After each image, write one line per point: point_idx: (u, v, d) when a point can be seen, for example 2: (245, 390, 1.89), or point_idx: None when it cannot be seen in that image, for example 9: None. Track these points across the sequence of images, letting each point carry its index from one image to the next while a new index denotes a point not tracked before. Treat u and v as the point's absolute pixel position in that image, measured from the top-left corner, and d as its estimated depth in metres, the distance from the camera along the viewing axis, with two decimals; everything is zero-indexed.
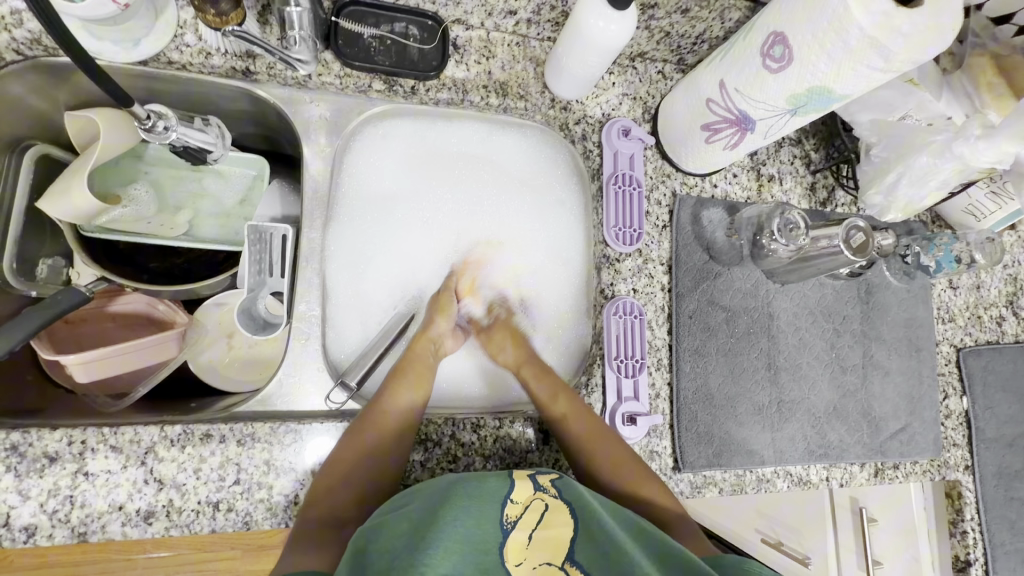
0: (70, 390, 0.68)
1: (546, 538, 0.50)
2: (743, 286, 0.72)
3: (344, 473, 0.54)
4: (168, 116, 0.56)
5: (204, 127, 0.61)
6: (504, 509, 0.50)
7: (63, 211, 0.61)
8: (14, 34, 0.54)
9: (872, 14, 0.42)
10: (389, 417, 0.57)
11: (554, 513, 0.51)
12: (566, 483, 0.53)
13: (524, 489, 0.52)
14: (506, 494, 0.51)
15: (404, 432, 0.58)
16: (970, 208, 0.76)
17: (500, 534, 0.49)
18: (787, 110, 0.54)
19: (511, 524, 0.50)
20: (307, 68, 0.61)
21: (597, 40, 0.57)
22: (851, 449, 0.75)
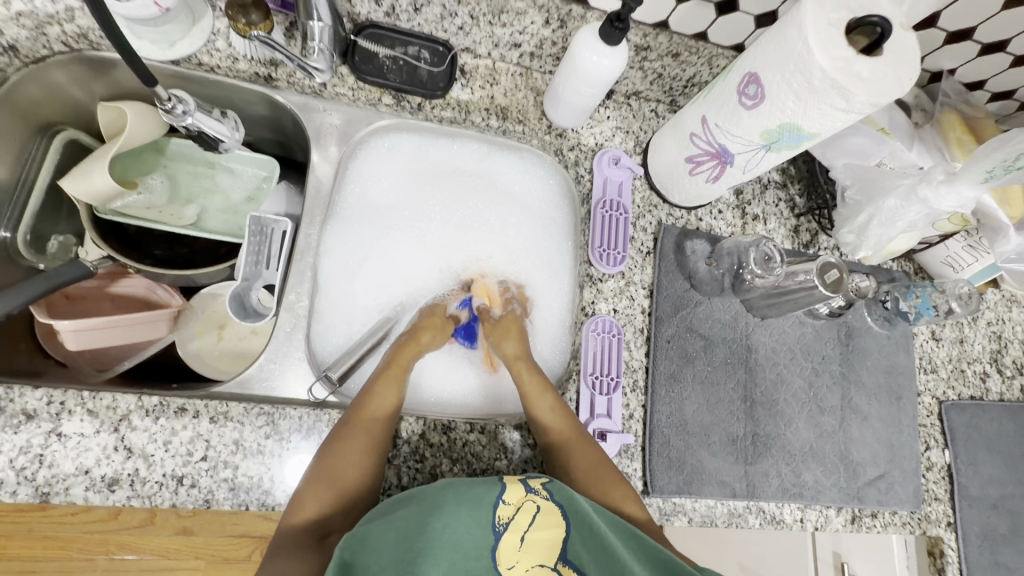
0: (63, 363, 0.69)
1: (537, 540, 0.52)
2: (723, 317, 0.74)
3: (332, 485, 0.54)
4: (187, 101, 0.60)
5: (220, 118, 0.66)
6: (497, 509, 0.51)
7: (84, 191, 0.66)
8: (65, 28, 0.60)
9: (832, 59, 0.47)
10: (374, 416, 0.59)
11: (544, 515, 0.52)
12: (557, 487, 0.54)
13: (515, 490, 0.53)
14: (498, 495, 0.52)
15: (387, 431, 0.59)
16: (948, 259, 0.78)
17: (492, 536, 0.50)
18: (761, 145, 0.57)
19: (503, 527, 0.51)
20: (323, 76, 0.66)
21: (589, 72, 0.63)
22: (826, 492, 0.74)
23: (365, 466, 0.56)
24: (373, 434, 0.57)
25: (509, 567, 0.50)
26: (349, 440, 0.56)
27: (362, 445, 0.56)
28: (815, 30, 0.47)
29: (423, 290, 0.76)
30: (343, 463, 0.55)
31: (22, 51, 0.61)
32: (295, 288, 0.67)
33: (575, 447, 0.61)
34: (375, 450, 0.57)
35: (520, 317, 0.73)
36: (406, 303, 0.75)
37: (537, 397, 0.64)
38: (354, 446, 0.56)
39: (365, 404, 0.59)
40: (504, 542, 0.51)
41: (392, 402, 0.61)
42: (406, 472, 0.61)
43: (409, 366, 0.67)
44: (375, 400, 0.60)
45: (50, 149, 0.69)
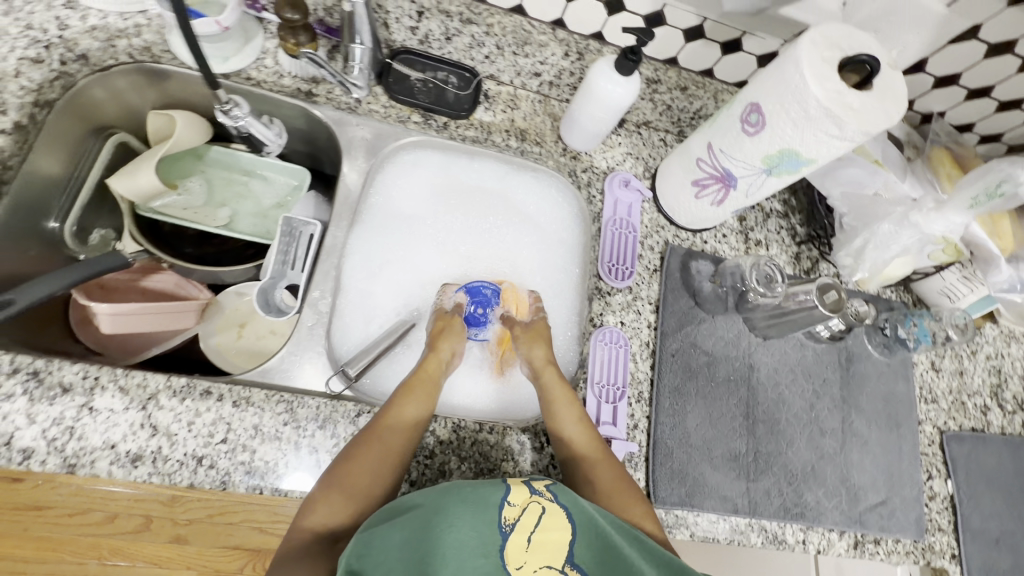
0: (95, 349, 0.72)
1: (545, 541, 0.50)
2: (726, 335, 0.77)
3: (343, 492, 0.55)
4: (241, 105, 0.66)
5: (268, 124, 0.72)
6: (502, 510, 0.50)
7: (127, 188, 0.72)
8: (132, 41, 0.66)
9: (826, 91, 0.51)
10: (393, 426, 0.59)
11: (550, 517, 0.51)
12: (561, 489, 0.54)
13: (520, 492, 0.53)
14: (503, 496, 0.52)
15: (408, 443, 0.59)
16: (945, 290, 0.81)
17: (499, 536, 0.49)
18: (762, 169, 0.62)
19: (510, 527, 0.50)
20: (360, 93, 0.72)
21: (604, 99, 0.68)
22: (827, 514, 0.74)
23: (379, 475, 0.56)
24: (391, 446, 0.58)
25: (517, 568, 0.48)
26: (367, 452, 0.57)
27: (374, 459, 0.56)
28: (810, 64, 0.52)
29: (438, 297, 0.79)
30: (355, 472, 0.56)
31: (91, 60, 0.66)
32: (319, 286, 0.70)
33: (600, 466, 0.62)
34: (392, 461, 0.57)
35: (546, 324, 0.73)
36: (421, 307, 0.78)
37: (562, 406, 0.65)
38: (370, 457, 0.56)
39: (385, 416, 0.60)
40: (511, 541, 0.49)
41: (415, 415, 0.62)
42: (414, 467, 0.62)
43: (436, 379, 0.67)
44: (396, 412, 0.61)
45: (103, 149, 0.74)
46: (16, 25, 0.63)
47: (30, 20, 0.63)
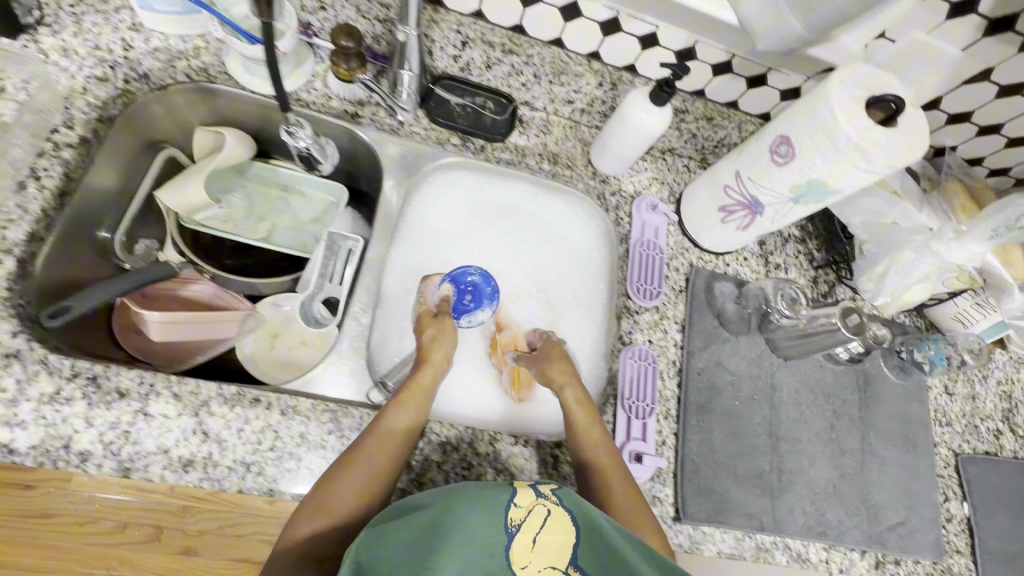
0: (144, 360, 0.75)
1: (551, 543, 0.46)
2: (749, 354, 0.80)
3: (322, 509, 0.53)
4: (303, 127, 0.71)
5: (326, 147, 0.77)
6: (509, 511, 0.47)
7: (175, 200, 0.75)
8: (191, 62, 0.70)
9: (856, 126, 0.55)
10: (381, 440, 0.57)
11: (557, 518, 0.47)
12: (568, 492, 0.50)
13: (527, 493, 0.48)
14: (509, 498, 0.48)
15: (393, 456, 0.57)
16: (958, 316, 0.84)
17: (503, 537, 0.45)
18: (789, 198, 0.66)
19: (516, 527, 0.46)
20: (405, 115, 0.76)
21: (638, 127, 0.72)
22: (849, 533, 0.76)
23: (360, 493, 0.54)
24: (374, 463, 0.55)
25: (522, 569, 0.44)
26: (349, 470, 0.55)
27: (357, 475, 0.55)
28: (839, 103, 0.55)
29: None
30: (335, 487, 0.54)
31: (153, 80, 0.69)
32: (361, 299, 0.73)
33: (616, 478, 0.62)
34: (375, 477, 0.55)
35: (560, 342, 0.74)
36: None
37: (586, 421, 0.65)
38: (351, 475, 0.54)
39: (370, 430, 0.58)
40: (517, 543, 0.45)
41: (401, 428, 0.58)
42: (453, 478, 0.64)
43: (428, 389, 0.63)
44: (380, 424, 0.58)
45: (153, 164, 0.77)
46: (83, 45, 0.66)
47: (96, 40, 0.66)
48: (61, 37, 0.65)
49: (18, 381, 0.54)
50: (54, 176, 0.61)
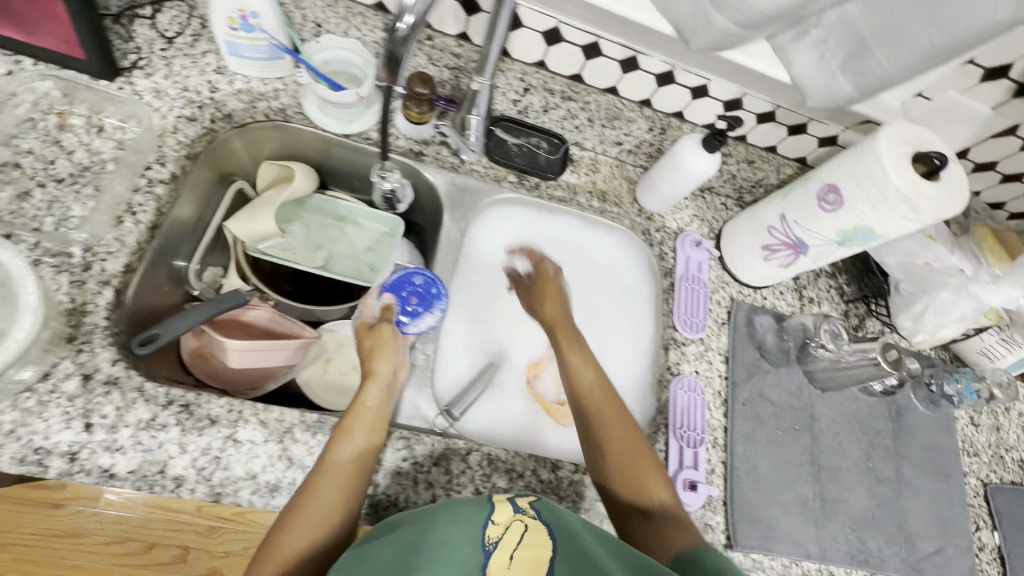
0: (220, 389, 0.77)
1: (527, 558, 0.51)
2: (789, 385, 0.83)
3: (283, 558, 0.51)
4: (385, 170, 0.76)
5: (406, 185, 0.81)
6: (486, 529, 0.51)
7: (244, 231, 0.79)
8: (271, 104, 0.74)
9: (903, 179, 0.60)
10: (332, 471, 0.55)
11: (533, 535, 0.52)
12: (544, 506, 0.55)
13: (504, 511, 0.54)
14: (487, 515, 0.53)
15: (349, 484, 0.56)
16: (984, 351, 0.88)
17: (480, 555, 0.50)
18: (835, 241, 0.70)
19: (493, 545, 0.51)
20: (469, 156, 0.80)
21: (688, 171, 0.77)
22: (889, 560, 0.79)
23: (322, 528, 0.53)
24: (330, 492, 0.54)
25: None
26: (305, 506, 0.53)
27: (313, 518, 0.53)
28: (888, 157, 0.60)
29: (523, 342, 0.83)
30: (292, 534, 0.52)
31: (234, 118, 0.72)
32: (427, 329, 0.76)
33: (611, 419, 0.66)
34: (330, 511, 0.54)
35: (557, 279, 0.80)
36: (506, 351, 0.82)
37: (574, 356, 0.71)
38: (306, 512, 0.53)
39: (321, 465, 0.56)
40: (494, 561, 0.50)
41: (353, 453, 0.57)
42: None
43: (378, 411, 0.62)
44: (330, 459, 0.56)
45: (223, 195, 0.80)
46: (174, 87, 0.70)
47: (186, 83, 0.71)
48: (154, 79, 0.69)
49: (117, 408, 0.56)
50: (147, 211, 0.64)
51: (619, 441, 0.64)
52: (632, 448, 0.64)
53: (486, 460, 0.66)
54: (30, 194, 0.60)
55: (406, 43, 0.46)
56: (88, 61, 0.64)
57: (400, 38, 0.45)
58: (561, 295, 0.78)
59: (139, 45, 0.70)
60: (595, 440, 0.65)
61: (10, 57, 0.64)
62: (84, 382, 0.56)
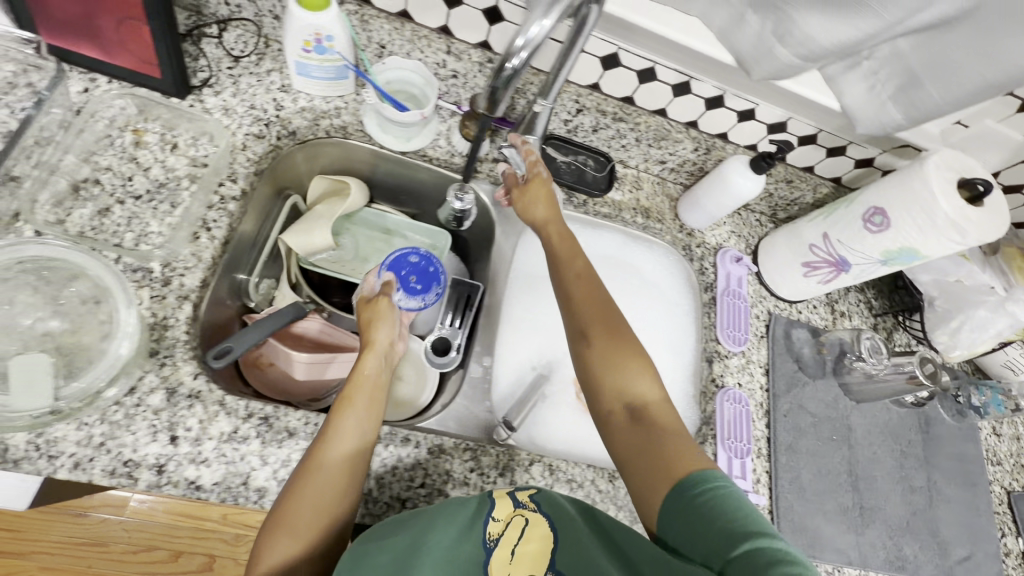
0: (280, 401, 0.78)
1: (527, 552, 0.53)
2: (826, 397, 0.86)
3: (292, 528, 0.51)
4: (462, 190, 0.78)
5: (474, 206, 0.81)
6: (487, 526, 0.55)
7: (299, 242, 0.79)
8: (332, 122, 0.76)
9: (952, 205, 0.63)
10: (329, 448, 0.55)
11: (533, 528, 0.55)
12: (543, 499, 0.58)
13: (504, 507, 0.57)
14: (488, 513, 0.56)
15: (349, 461, 0.55)
16: (1008, 364, 0.92)
17: (482, 552, 0.53)
18: (878, 260, 0.73)
19: (493, 542, 0.54)
20: None
21: (735, 191, 0.80)
22: (924, 566, 0.82)
23: (326, 504, 0.53)
24: (330, 471, 0.54)
25: None
26: (303, 485, 0.53)
27: (315, 492, 0.53)
28: (936, 184, 0.64)
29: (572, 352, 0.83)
30: (298, 506, 0.52)
31: (298, 135, 0.75)
32: None
33: (601, 313, 0.63)
34: (333, 492, 0.53)
35: (543, 177, 0.74)
36: (556, 362, 0.82)
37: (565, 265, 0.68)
38: (307, 491, 0.53)
39: (321, 434, 0.56)
40: (495, 556, 0.53)
41: (353, 433, 0.57)
42: None
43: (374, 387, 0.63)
44: (331, 431, 0.56)
45: (280, 210, 0.82)
46: (241, 105, 0.71)
47: (253, 100, 0.72)
48: (222, 97, 0.70)
49: (201, 421, 0.58)
50: (221, 227, 0.65)
51: (607, 334, 0.61)
52: (620, 343, 0.61)
53: (548, 471, 0.68)
54: (110, 210, 0.61)
55: (508, 82, 0.50)
56: (163, 79, 0.65)
57: (504, 77, 0.49)
58: (548, 191, 0.73)
59: (206, 64, 0.71)
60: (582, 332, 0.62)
61: (85, 74, 0.65)
62: (168, 395, 0.57)
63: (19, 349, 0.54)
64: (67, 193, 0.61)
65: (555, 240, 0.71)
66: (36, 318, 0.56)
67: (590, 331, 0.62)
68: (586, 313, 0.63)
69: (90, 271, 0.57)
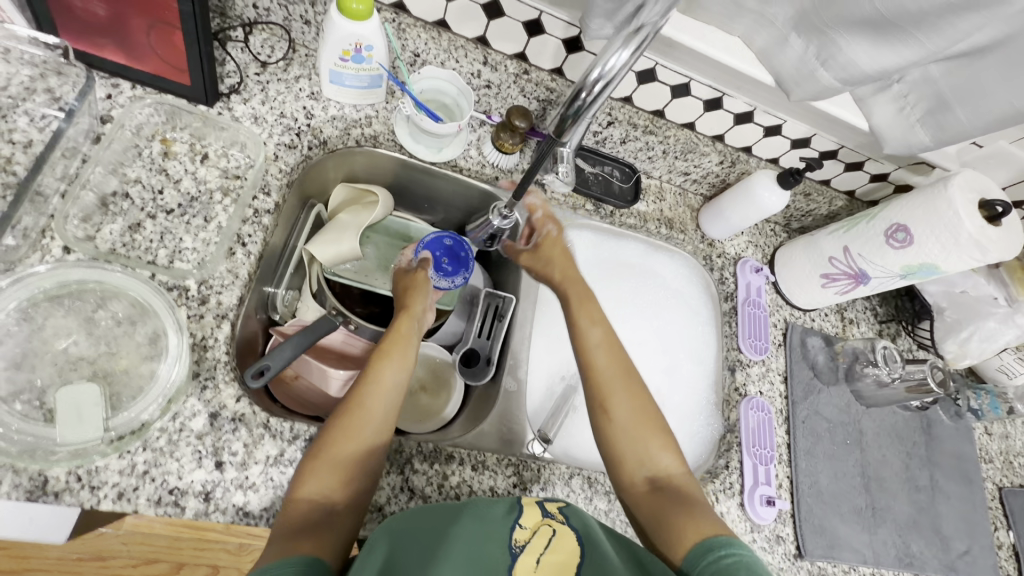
0: (307, 416, 0.75)
1: (552, 562, 0.54)
2: (839, 403, 0.90)
3: (331, 462, 0.55)
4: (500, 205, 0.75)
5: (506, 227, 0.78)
6: (514, 532, 0.55)
7: (321, 251, 0.77)
8: (362, 131, 0.74)
9: (974, 222, 0.67)
10: (370, 392, 0.60)
11: (560, 539, 0.56)
12: (572, 513, 0.59)
13: (532, 516, 0.58)
14: (515, 519, 0.57)
15: (387, 407, 0.60)
16: (1003, 368, 0.98)
17: (508, 556, 0.53)
18: (898, 274, 0.77)
19: (519, 548, 0.54)
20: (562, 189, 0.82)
21: (762, 205, 0.81)
22: (929, 562, 0.86)
23: (365, 444, 0.57)
24: (371, 415, 0.58)
25: None
26: (345, 423, 0.57)
27: (357, 431, 0.57)
28: (960, 204, 0.67)
29: None
30: (340, 443, 0.56)
31: (328, 145, 0.72)
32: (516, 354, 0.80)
33: (628, 387, 0.66)
34: (370, 434, 0.58)
35: (554, 236, 0.78)
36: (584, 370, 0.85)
37: (588, 328, 0.70)
38: (351, 428, 0.57)
39: (361, 385, 0.60)
40: (521, 563, 0.53)
41: (391, 382, 0.62)
42: (619, 525, 0.68)
43: (407, 340, 0.68)
44: (371, 382, 0.61)
45: (306, 219, 0.79)
46: (272, 113, 0.68)
47: (282, 108, 0.69)
48: (251, 105, 0.68)
49: (245, 444, 0.56)
50: (256, 241, 0.63)
51: (632, 409, 0.65)
52: (645, 418, 0.65)
53: (588, 483, 0.69)
54: (141, 225, 0.59)
55: (578, 113, 0.51)
56: (193, 87, 0.62)
57: (575, 108, 0.51)
58: (562, 249, 0.78)
59: (233, 69, 0.68)
60: (603, 390, 0.66)
61: (108, 79, 0.62)
62: (211, 419, 0.55)
63: (56, 376, 0.52)
64: (96, 207, 0.58)
65: (574, 300, 0.73)
66: (70, 341, 0.54)
67: (613, 405, 0.65)
68: (612, 388, 0.66)
69: (128, 290, 0.56)
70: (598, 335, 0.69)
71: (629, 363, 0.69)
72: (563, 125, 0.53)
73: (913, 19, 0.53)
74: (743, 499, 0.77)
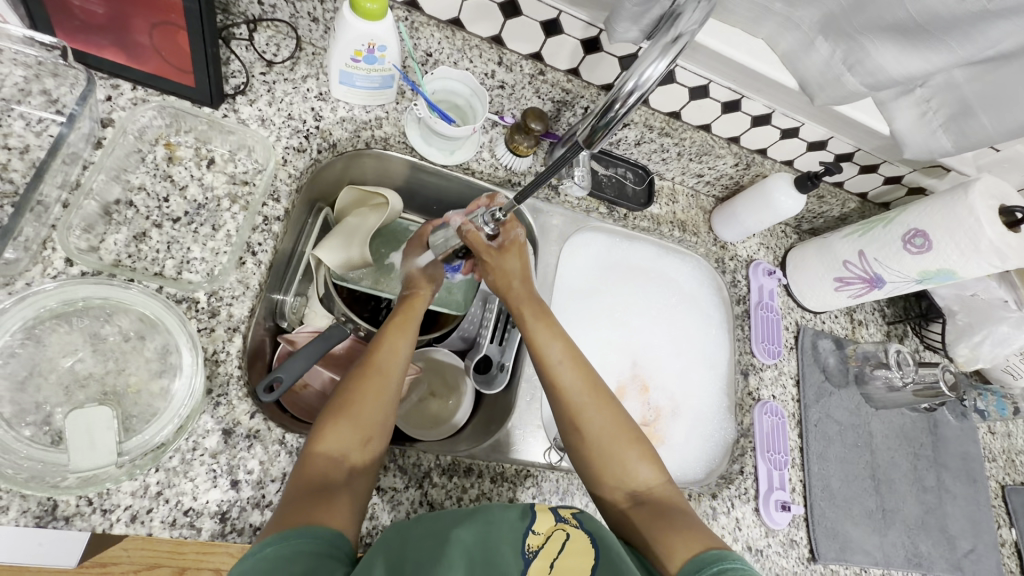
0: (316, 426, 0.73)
1: (567, 567, 0.50)
2: (849, 405, 0.90)
3: (352, 420, 0.56)
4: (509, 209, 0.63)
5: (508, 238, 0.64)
6: (526, 537, 0.52)
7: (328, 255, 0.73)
8: (372, 133, 0.71)
9: (994, 228, 0.66)
10: (383, 361, 0.61)
11: (575, 542, 0.53)
12: (585, 517, 0.57)
13: (545, 522, 0.55)
14: (527, 525, 0.53)
15: (399, 375, 0.61)
16: (1008, 369, 0.98)
17: (521, 561, 0.50)
18: (914, 279, 0.76)
19: (532, 553, 0.51)
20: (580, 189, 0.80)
21: (777, 209, 0.80)
22: (937, 562, 0.87)
23: (382, 409, 0.58)
24: (385, 384, 0.59)
25: None
26: (362, 388, 0.58)
27: (373, 395, 0.58)
28: (981, 211, 0.67)
29: (614, 364, 0.86)
30: (361, 402, 0.57)
31: (338, 147, 0.70)
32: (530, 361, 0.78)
33: (598, 401, 0.63)
34: (386, 399, 0.59)
35: (518, 243, 0.71)
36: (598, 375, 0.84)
37: (546, 344, 0.66)
38: (370, 389, 0.58)
39: (377, 352, 0.62)
40: (534, 567, 0.49)
41: (404, 351, 0.63)
42: None
43: (418, 314, 0.68)
44: (387, 350, 0.62)
45: (314, 222, 0.77)
46: (279, 115, 0.66)
47: (290, 110, 0.66)
48: (258, 106, 0.65)
49: (261, 462, 0.54)
50: (266, 250, 0.61)
51: (606, 423, 0.62)
52: (620, 429, 0.63)
53: None
54: (147, 235, 0.56)
55: (610, 124, 0.49)
56: (197, 89, 0.60)
57: (607, 119, 0.48)
58: (525, 257, 0.71)
59: (238, 69, 0.65)
60: (569, 406, 0.63)
61: (107, 80, 0.59)
62: (225, 437, 0.54)
63: (63, 396, 0.50)
64: (98, 216, 0.55)
65: (534, 313, 0.69)
66: (75, 359, 0.52)
67: (585, 420, 0.62)
68: (583, 402, 0.63)
69: (136, 304, 0.53)
70: (558, 351, 0.65)
71: (596, 375, 0.66)
72: (594, 136, 0.51)
73: (946, 25, 0.52)
74: (758, 505, 0.77)
